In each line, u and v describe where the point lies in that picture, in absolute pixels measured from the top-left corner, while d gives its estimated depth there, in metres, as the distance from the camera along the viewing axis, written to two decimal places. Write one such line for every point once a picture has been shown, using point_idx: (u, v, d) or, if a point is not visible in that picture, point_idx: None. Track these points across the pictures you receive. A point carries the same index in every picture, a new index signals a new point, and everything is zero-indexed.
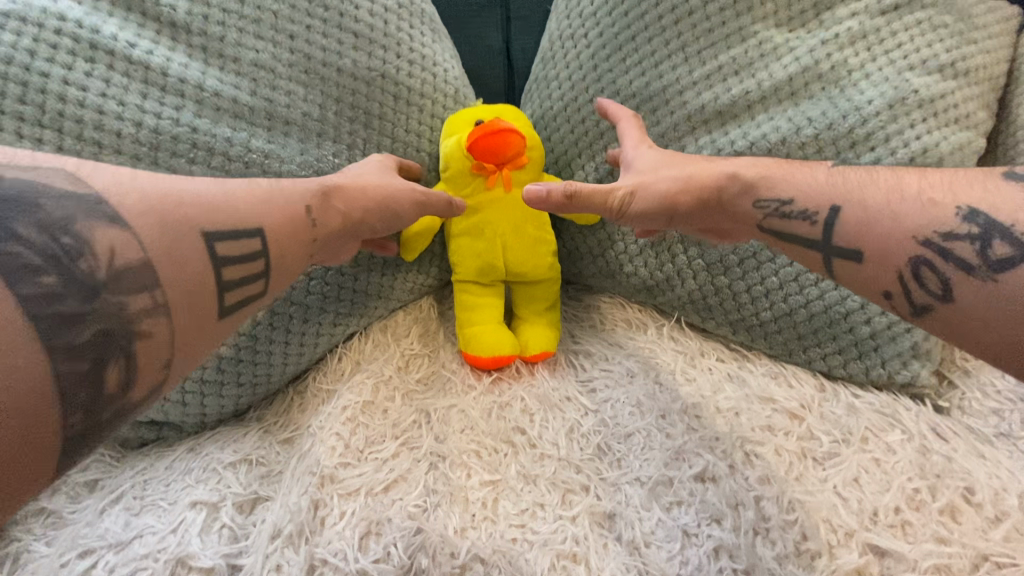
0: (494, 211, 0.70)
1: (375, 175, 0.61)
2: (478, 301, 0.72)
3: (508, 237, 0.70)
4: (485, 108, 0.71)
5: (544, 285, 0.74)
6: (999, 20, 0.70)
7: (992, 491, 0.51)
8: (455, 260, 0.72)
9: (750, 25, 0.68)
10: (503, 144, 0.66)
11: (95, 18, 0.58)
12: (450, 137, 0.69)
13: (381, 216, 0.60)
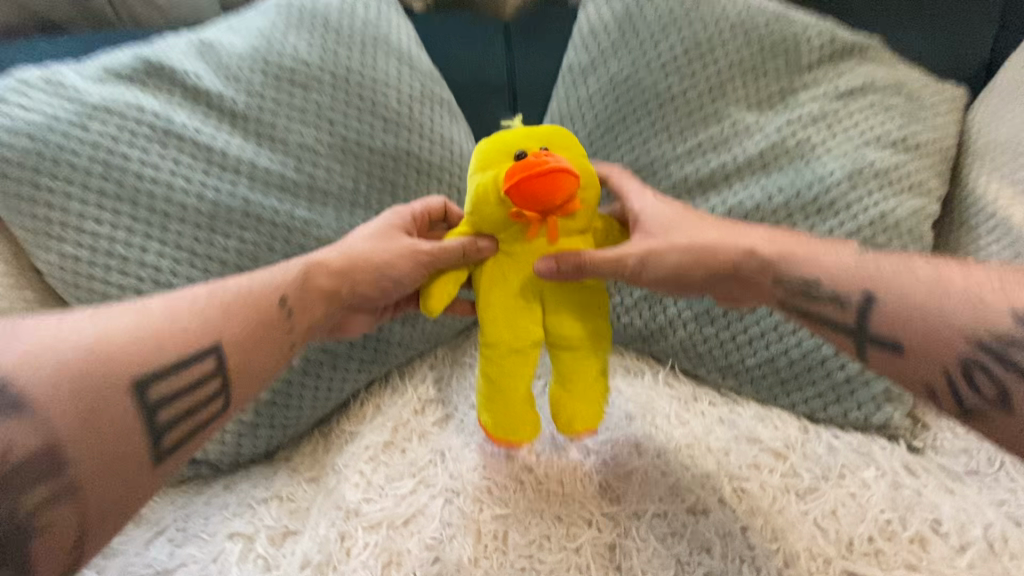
0: (530, 265, 0.63)
1: (374, 248, 0.63)
2: (508, 370, 0.65)
3: (553, 303, 0.64)
4: (530, 132, 0.63)
5: (587, 352, 0.66)
6: (945, 100, 0.82)
7: (958, 523, 0.57)
8: (484, 316, 0.65)
9: (724, 109, 0.79)
10: (551, 187, 0.57)
11: (170, 110, 0.70)
12: (486, 171, 0.62)
13: (393, 284, 0.63)
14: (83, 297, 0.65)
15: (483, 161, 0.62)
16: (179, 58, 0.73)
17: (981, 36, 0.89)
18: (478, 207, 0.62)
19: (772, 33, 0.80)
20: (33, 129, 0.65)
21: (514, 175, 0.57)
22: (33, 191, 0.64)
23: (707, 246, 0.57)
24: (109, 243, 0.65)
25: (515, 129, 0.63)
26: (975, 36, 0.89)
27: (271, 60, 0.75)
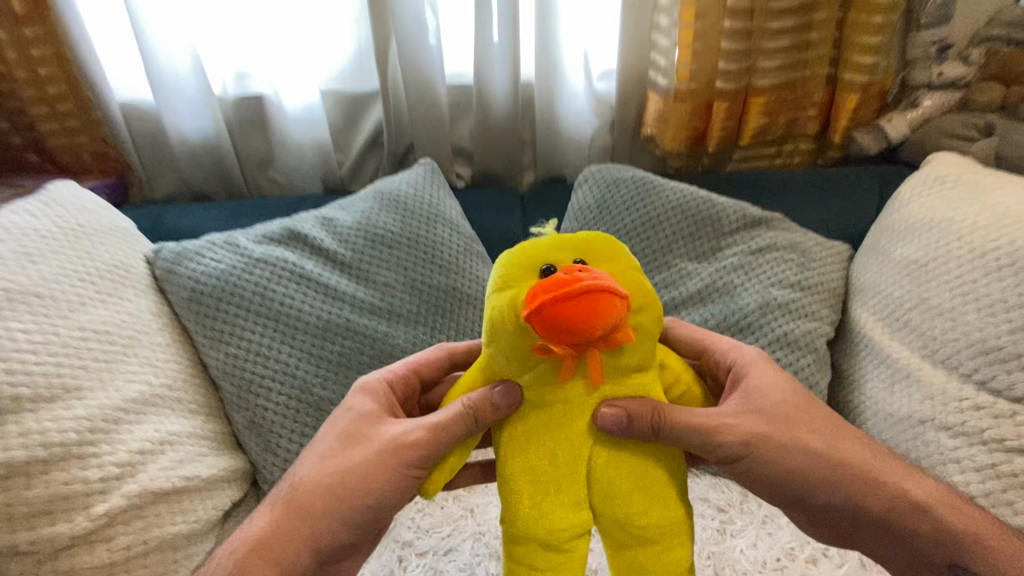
0: (568, 431, 0.58)
1: (355, 461, 0.66)
2: (548, 571, 0.58)
3: (611, 491, 0.58)
4: (563, 242, 0.59)
5: (657, 550, 0.59)
6: (833, 255, 1.16)
7: (841, 549, 0.82)
8: (515, 497, 0.58)
9: (673, 261, 1.14)
10: (589, 310, 0.50)
11: (302, 261, 1.07)
12: (506, 290, 0.56)
13: (372, 511, 0.66)
14: (235, 383, 0.96)
15: (504, 281, 0.57)
16: (309, 227, 1.12)
17: (855, 216, 1.29)
18: (498, 333, 0.57)
19: (703, 211, 1.17)
20: (221, 274, 1.01)
21: (543, 293, 0.51)
22: (216, 312, 0.99)
23: (778, 444, 0.65)
24: (257, 346, 0.98)
25: (544, 239, 0.60)
26: (851, 216, 1.29)
27: (368, 229, 1.13)
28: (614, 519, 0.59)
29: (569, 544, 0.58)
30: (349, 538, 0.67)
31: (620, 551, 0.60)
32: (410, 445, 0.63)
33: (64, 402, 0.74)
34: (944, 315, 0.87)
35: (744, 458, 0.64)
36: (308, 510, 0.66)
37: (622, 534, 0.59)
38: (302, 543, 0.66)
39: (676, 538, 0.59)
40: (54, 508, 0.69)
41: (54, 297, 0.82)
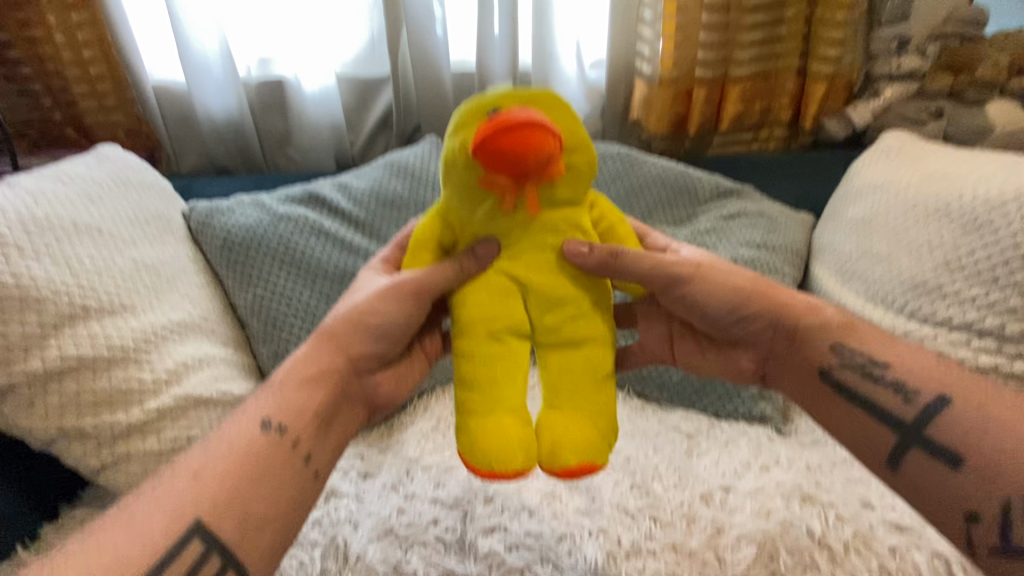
0: (523, 251, 0.68)
1: (362, 294, 0.74)
2: (491, 362, 0.66)
3: (547, 288, 0.67)
4: (512, 94, 0.65)
5: (583, 354, 0.67)
6: (798, 222, 1.29)
7: (790, 459, 0.93)
8: (463, 301, 0.68)
9: (653, 226, 1.26)
10: (522, 139, 0.58)
11: (322, 219, 1.18)
12: (458, 132, 0.64)
13: (390, 327, 0.73)
14: (263, 320, 1.09)
15: (459, 138, 0.64)
16: (328, 190, 1.23)
17: (823, 190, 1.41)
18: (453, 171, 0.65)
19: (679, 182, 1.29)
20: (250, 227, 1.13)
21: (486, 129, 0.59)
22: (245, 259, 1.11)
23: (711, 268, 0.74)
24: (283, 290, 1.10)
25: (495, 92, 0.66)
26: (820, 190, 1.41)
27: (382, 193, 1.24)
28: (544, 326, 0.67)
29: (507, 342, 0.67)
30: (376, 349, 0.75)
31: (550, 356, 0.68)
32: (406, 280, 0.71)
33: (123, 317, 0.86)
34: (883, 261, 1.00)
35: (692, 280, 0.73)
36: (338, 331, 0.73)
37: (553, 343, 0.67)
38: (338, 350, 0.73)
39: (602, 341, 0.69)
40: (114, 400, 0.82)
41: (112, 234, 0.96)
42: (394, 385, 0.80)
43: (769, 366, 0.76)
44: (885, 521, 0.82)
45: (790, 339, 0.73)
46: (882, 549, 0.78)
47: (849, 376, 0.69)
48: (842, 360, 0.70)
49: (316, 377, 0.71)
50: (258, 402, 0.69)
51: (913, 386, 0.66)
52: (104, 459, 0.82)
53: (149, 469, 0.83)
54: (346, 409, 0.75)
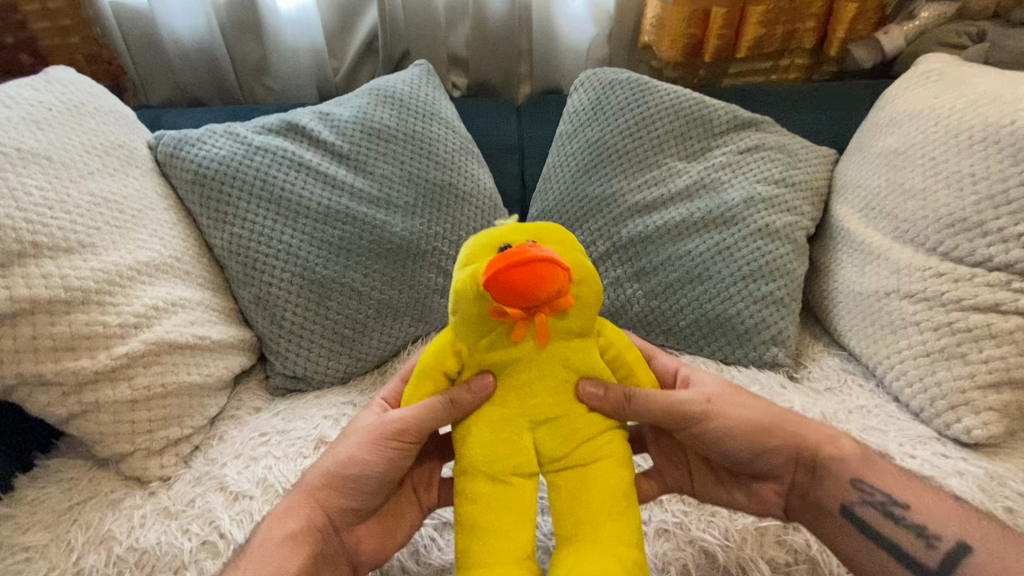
0: (530, 392, 0.61)
1: (343, 447, 0.68)
2: (494, 515, 0.59)
3: (558, 426, 0.61)
4: (519, 231, 0.62)
5: (600, 497, 0.60)
6: (818, 158, 1.15)
7: (805, 404, 0.88)
8: (466, 446, 0.62)
9: (663, 160, 1.14)
10: (535, 276, 0.53)
11: (301, 151, 1.07)
12: (465, 271, 0.60)
13: (366, 478, 0.67)
14: (242, 262, 1.00)
15: (470, 256, 0.60)
16: (307, 121, 1.11)
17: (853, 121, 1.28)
18: (459, 306, 0.60)
19: (692, 113, 1.16)
20: (223, 159, 1.02)
21: (496, 273, 0.54)
22: (219, 195, 1.01)
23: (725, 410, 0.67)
24: (261, 228, 1.00)
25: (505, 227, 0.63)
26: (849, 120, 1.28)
27: (367, 124, 1.12)
28: (550, 459, 0.61)
29: (514, 485, 0.60)
30: (355, 504, 0.67)
31: (558, 484, 0.61)
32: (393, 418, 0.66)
33: (81, 256, 0.79)
34: (918, 196, 0.92)
35: (706, 419, 0.66)
36: (317, 487, 0.67)
37: (563, 470, 0.61)
38: (316, 508, 0.67)
39: (619, 460, 0.62)
40: (77, 345, 0.75)
41: (65, 165, 0.87)
42: (380, 541, 0.69)
43: (793, 500, 0.69)
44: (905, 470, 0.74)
45: (810, 471, 0.68)
46: None
47: (869, 513, 0.64)
48: (862, 496, 0.65)
49: (294, 536, 0.64)
50: (237, 569, 0.63)
51: (934, 531, 0.61)
52: (71, 408, 0.76)
53: (123, 418, 0.78)
54: (328, 571, 0.66)
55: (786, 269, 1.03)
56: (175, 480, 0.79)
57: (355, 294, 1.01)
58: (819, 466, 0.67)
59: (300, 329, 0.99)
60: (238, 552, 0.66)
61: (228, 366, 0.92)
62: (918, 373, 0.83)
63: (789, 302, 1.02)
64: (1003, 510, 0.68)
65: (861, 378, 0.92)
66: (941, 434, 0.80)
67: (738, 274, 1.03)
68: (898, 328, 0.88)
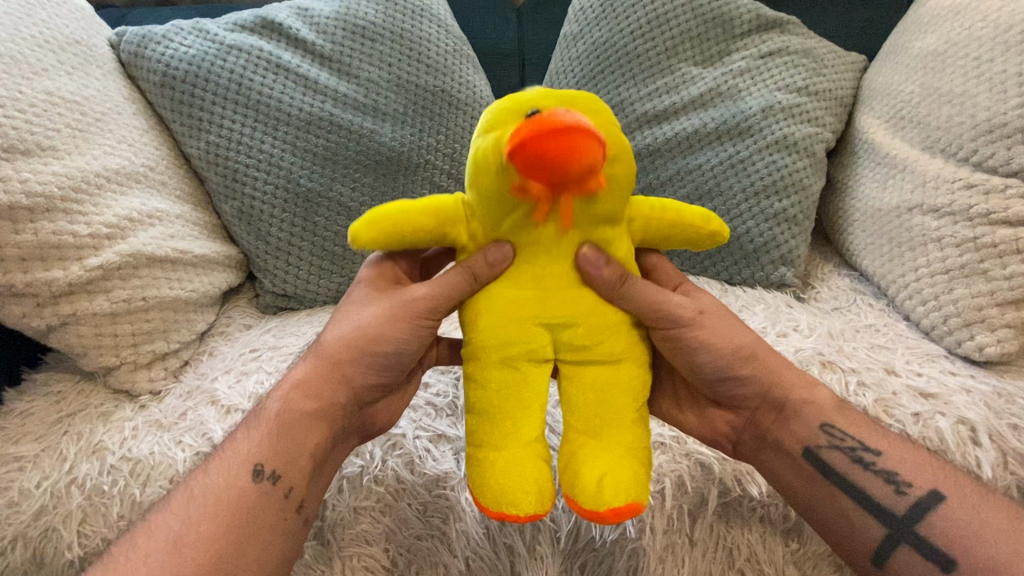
0: (546, 278, 0.55)
1: (369, 312, 0.62)
2: (508, 396, 0.55)
3: (577, 323, 0.55)
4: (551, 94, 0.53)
5: (611, 375, 0.56)
6: (845, 63, 1.04)
7: (811, 323, 0.84)
8: (475, 322, 0.57)
9: (676, 65, 1.04)
10: (563, 147, 0.45)
11: (277, 51, 0.97)
12: (491, 133, 0.51)
13: (399, 356, 0.63)
14: (219, 172, 0.93)
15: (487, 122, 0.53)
16: (283, 16, 1.00)
17: (890, 19, 1.15)
18: (478, 180, 0.53)
19: (711, 10, 1.04)
20: (191, 58, 0.92)
21: (522, 135, 0.45)
22: (190, 99, 0.92)
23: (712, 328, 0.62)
24: (237, 135, 0.92)
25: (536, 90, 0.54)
26: (885, 18, 1.15)
27: (350, 20, 1.01)
28: (567, 347, 0.56)
29: (525, 369, 0.55)
30: (383, 380, 0.64)
31: (573, 376, 0.57)
32: (421, 297, 0.60)
33: (41, 159, 0.74)
34: (955, 101, 0.84)
35: (692, 326, 0.61)
36: (341, 360, 0.62)
37: (585, 360, 0.56)
38: (340, 382, 0.63)
39: (638, 362, 0.58)
40: (47, 255, 0.72)
41: (14, 58, 0.78)
42: (394, 411, 0.70)
43: (747, 435, 0.66)
44: (909, 387, 0.72)
45: (778, 410, 0.64)
46: (904, 415, 0.69)
47: (844, 455, 0.61)
48: (832, 446, 0.62)
49: (315, 413, 0.61)
50: (249, 441, 0.60)
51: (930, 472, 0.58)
52: (49, 321, 0.74)
53: (104, 331, 0.76)
54: (342, 444, 0.65)
55: (801, 184, 0.96)
56: (166, 394, 0.78)
57: (343, 208, 0.96)
58: (788, 405, 0.64)
59: (287, 245, 0.94)
60: (246, 416, 0.65)
61: (212, 283, 0.89)
62: (933, 291, 0.80)
63: (802, 219, 0.96)
64: (1005, 425, 0.67)
65: (870, 296, 0.89)
66: (950, 352, 0.78)
67: (750, 190, 0.96)
68: (917, 247, 0.84)
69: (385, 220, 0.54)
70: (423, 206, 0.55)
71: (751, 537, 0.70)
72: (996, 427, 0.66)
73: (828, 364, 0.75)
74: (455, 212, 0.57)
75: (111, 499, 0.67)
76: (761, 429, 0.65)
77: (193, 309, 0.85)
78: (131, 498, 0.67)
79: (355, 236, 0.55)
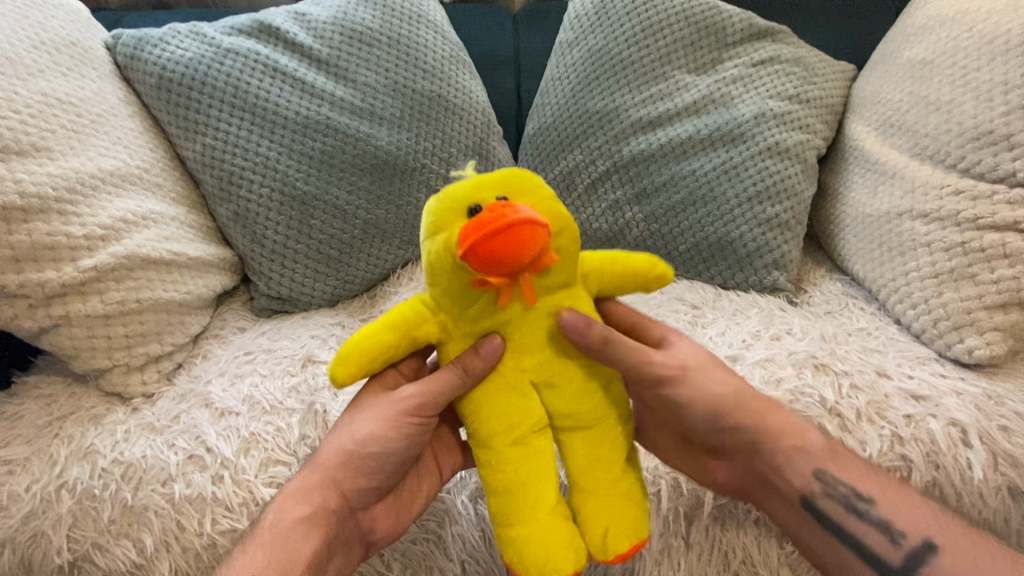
0: (528, 356, 0.56)
1: (362, 417, 0.63)
2: (524, 479, 0.55)
3: (559, 389, 0.56)
4: (486, 179, 0.54)
5: (598, 433, 0.57)
6: (836, 72, 1.06)
7: (802, 327, 0.85)
8: (477, 414, 0.56)
9: (670, 73, 1.05)
10: (515, 243, 0.47)
11: (274, 55, 0.97)
12: (436, 236, 0.52)
13: (388, 457, 0.62)
14: (215, 175, 0.92)
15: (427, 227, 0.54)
16: (280, 20, 1.00)
17: (878, 29, 1.17)
18: (434, 278, 0.53)
19: (703, 19, 1.06)
20: (188, 61, 0.92)
21: (474, 233, 0.47)
22: (187, 102, 0.92)
23: (704, 382, 0.60)
24: (234, 137, 0.92)
25: (467, 177, 0.55)
26: (873, 29, 1.17)
27: (347, 25, 1.02)
28: (563, 418, 0.57)
29: (532, 444, 0.56)
30: (377, 485, 0.63)
31: (569, 443, 0.58)
32: (410, 396, 0.61)
33: (36, 160, 0.73)
34: (942, 109, 0.86)
35: (677, 383, 0.60)
36: (333, 465, 0.62)
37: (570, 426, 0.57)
38: (335, 488, 0.62)
39: (621, 414, 0.59)
40: (40, 256, 0.71)
41: (9, 59, 0.77)
42: (396, 519, 0.66)
43: (744, 480, 0.65)
44: (901, 390, 0.73)
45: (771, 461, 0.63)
46: (896, 416, 0.70)
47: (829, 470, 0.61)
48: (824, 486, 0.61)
49: (308, 519, 0.60)
50: (245, 556, 0.58)
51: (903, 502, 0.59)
52: (41, 322, 0.73)
53: (98, 332, 0.76)
54: (341, 553, 0.62)
55: (794, 191, 0.98)
56: (159, 397, 0.77)
57: (339, 211, 0.96)
58: (776, 454, 0.62)
59: (283, 248, 0.94)
60: (243, 537, 0.61)
61: (206, 285, 0.88)
62: (924, 295, 0.81)
63: (794, 225, 0.98)
64: (994, 427, 0.68)
65: (862, 300, 0.90)
66: (940, 354, 0.79)
67: (744, 196, 0.97)
68: (907, 251, 0.85)
69: (359, 358, 0.55)
70: (386, 323, 0.56)
71: (746, 539, 0.71)
72: (986, 428, 0.68)
73: (823, 368, 0.76)
74: (415, 316, 0.56)
75: (101, 503, 0.66)
76: (753, 474, 0.64)
77: (188, 311, 0.85)
78: (122, 502, 0.66)
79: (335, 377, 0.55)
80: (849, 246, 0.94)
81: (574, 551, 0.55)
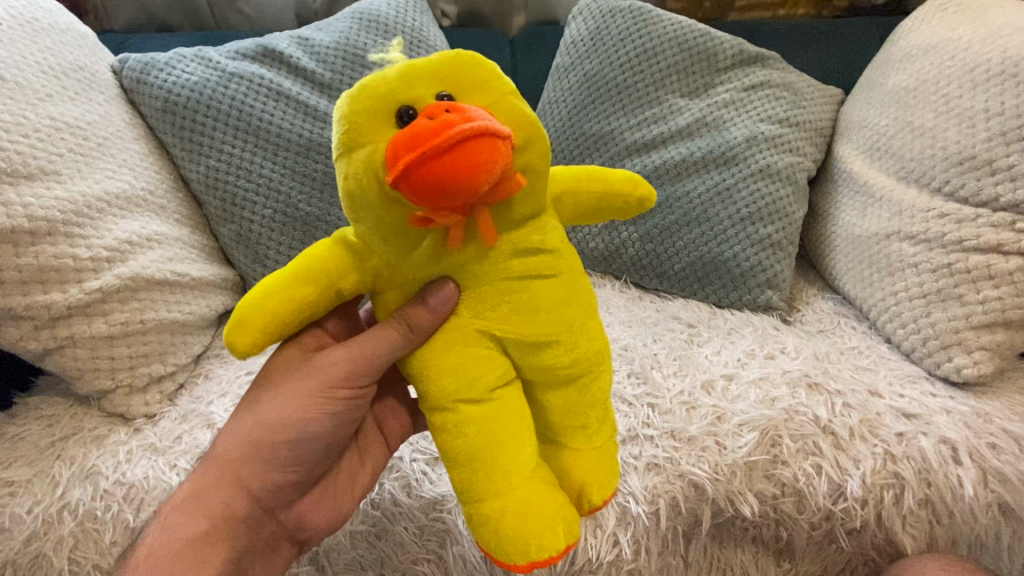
0: (488, 303, 0.51)
1: (270, 406, 0.59)
2: (499, 441, 0.50)
3: (544, 343, 0.51)
4: (415, 70, 0.46)
5: (581, 383, 0.55)
6: (825, 97, 1.10)
7: (795, 345, 0.86)
8: (427, 370, 0.52)
9: (663, 96, 1.08)
10: (465, 162, 0.40)
11: (278, 79, 0.99)
12: (359, 150, 0.45)
13: (308, 447, 0.59)
14: (218, 196, 0.94)
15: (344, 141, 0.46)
16: (284, 46, 1.02)
17: (865, 56, 1.21)
18: (361, 211, 0.47)
19: (695, 44, 1.09)
20: (193, 85, 0.94)
21: (409, 150, 0.41)
22: (192, 125, 0.94)
23: None
24: (238, 159, 0.94)
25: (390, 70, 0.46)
26: (860, 55, 1.21)
27: (349, 50, 1.04)
28: (540, 369, 0.53)
29: (499, 401, 0.51)
30: (293, 478, 0.61)
31: (544, 394, 0.55)
32: (333, 369, 0.58)
33: (44, 183, 0.75)
34: (927, 134, 0.89)
35: None
36: (236, 463, 0.58)
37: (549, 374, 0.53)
38: (241, 491, 0.58)
39: (603, 358, 0.56)
40: (46, 278, 0.72)
41: (19, 84, 0.79)
42: (328, 510, 0.64)
43: None
44: (892, 408, 0.74)
45: None
46: (888, 435, 0.71)
47: None
48: None
49: (206, 534, 0.56)
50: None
51: None
52: (46, 344, 0.74)
53: (101, 354, 0.76)
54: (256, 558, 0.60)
55: (785, 212, 1.00)
56: (161, 417, 0.77)
57: (341, 232, 0.97)
58: None
59: (285, 268, 0.96)
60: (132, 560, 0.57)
61: (210, 305, 0.90)
62: (913, 315, 0.83)
63: (786, 245, 1.00)
64: (984, 445, 0.70)
65: (852, 319, 0.93)
66: (930, 373, 0.81)
67: (736, 217, 1.00)
68: (896, 272, 0.87)
69: (262, 321, 0.48)
70: (298, 273, 0.49)
71: None
72: (976, 446, 0.69)
73: (816, 387, 0.77)
74: (341, 260, 0.50)
75: (104, 525, 0.67)
76: None
77: (191, 331, 0.86)
78: (125, 524, 0.67)
79: (233, 346, 0.48)
80: (840, 266, 0.97)
81: (560, 517, 0.51)
